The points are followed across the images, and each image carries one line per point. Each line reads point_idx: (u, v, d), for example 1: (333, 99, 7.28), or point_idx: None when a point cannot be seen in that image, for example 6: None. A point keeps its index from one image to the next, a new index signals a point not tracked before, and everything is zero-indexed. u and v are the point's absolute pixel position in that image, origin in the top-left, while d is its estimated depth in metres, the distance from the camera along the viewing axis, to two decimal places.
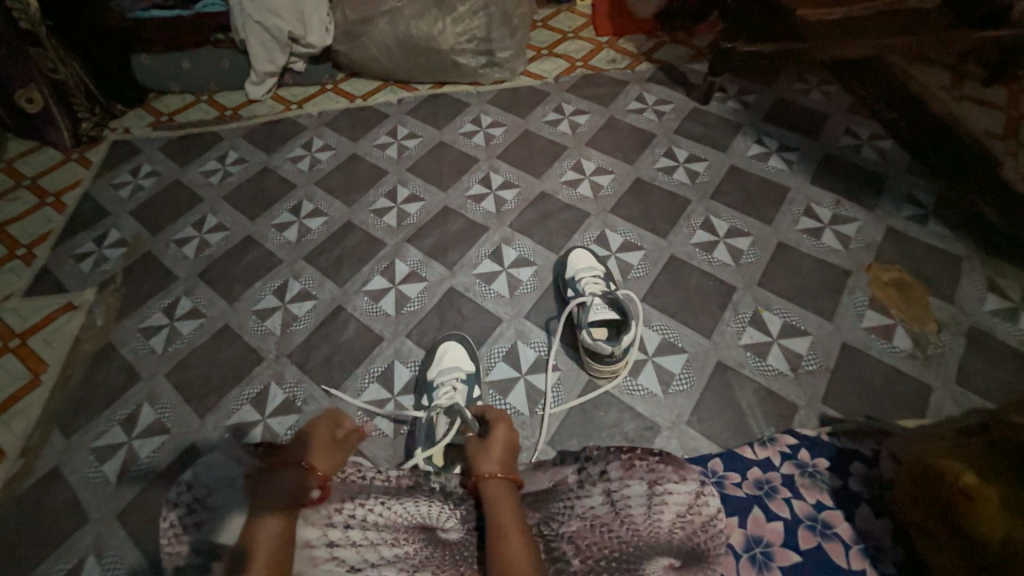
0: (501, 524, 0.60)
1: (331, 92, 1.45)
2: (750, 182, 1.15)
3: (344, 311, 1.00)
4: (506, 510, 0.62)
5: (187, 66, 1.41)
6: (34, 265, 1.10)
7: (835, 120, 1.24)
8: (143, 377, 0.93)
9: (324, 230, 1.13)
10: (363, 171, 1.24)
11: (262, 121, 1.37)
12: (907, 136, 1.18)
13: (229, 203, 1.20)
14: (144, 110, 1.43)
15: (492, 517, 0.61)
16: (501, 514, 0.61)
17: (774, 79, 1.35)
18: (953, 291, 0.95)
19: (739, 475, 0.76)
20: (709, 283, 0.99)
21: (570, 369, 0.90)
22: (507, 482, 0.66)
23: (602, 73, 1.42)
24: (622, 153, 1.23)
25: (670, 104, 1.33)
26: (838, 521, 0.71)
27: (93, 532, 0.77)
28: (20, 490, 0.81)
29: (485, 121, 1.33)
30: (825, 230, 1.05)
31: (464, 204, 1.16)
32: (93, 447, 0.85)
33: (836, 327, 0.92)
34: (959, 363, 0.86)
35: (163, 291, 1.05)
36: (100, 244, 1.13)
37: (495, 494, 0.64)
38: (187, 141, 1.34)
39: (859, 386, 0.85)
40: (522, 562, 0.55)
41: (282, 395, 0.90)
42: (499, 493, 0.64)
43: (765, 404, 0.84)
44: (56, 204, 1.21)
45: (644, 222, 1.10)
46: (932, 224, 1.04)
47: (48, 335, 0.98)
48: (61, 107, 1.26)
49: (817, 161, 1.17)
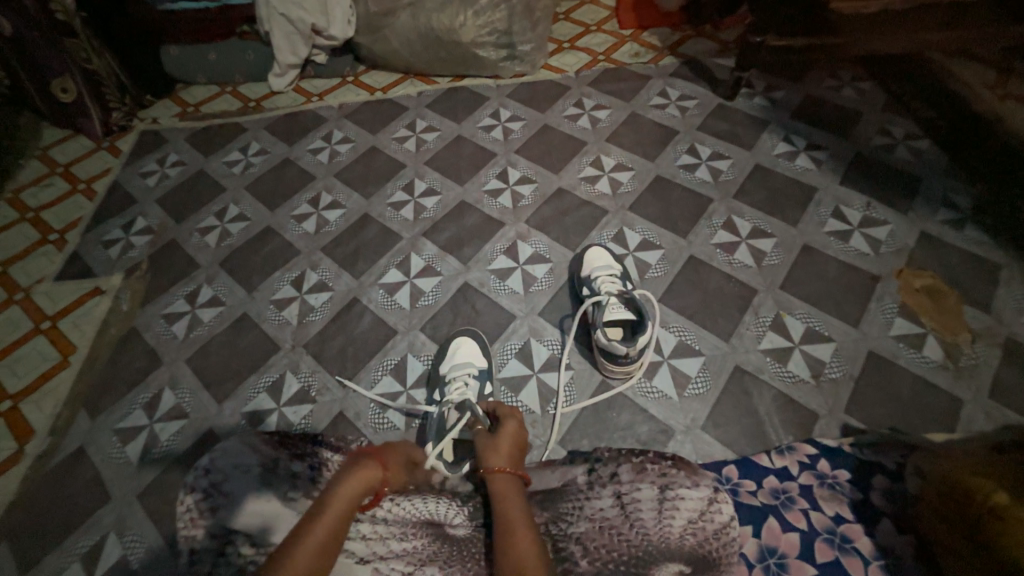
0: (508, 518, 0.59)
1: (352, 84, 1.45)
2: (775, 182, 1.11)
3: (359, 303, 1.01)
4: (513, 506, 0.61)
5: (214, 58, 1.43)
6: (66, 250, 1.13)
7: (868, 118, 1.19)
8: (166, 362, 0.96)
9: (342, 222, 1.14)
10: (381, 164, 1.25)
11: (284, 112, 1.39)
12: (946, 136, 1.12)
13: (250, 194, 1.22)
14: (172, 101, 1.45)
15: (499, 512, 0.61)
16: (508, 509, 0.61)
17: (804, 75, 1.30)
18: (990, 300, 0.90)
19: (755, 484, 0.74)
20: (729, 285, 0.97)
21: (583, 369, 0.89)
22: (515, 479, 0.65)
23: (624, 67, 1.39)
24: (643, 150, 1.21)
25: (694, 99, 1.30)
26: (857, 536, 0.69)
27: (116, 511, 0.80)
28: (49, 466, 0.85)
29: (504, 115, 1.32)
30: (853, 233, 1.01)
31: (481, 199, 1.15)
32: (117, 429, 0.88)
33: (862, 335, 0.88)
34: (993, 375, 0.82)
35: (185, 278, 1.07)
36: (127, 231, 1.16)
37: (502, 489, 0.63)
38: (211, 132, 1.36)
39: (884, 397, 0.82)
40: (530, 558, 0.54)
41: (297, 384, 0.91)
42: (506, 487, 0.64)
43: (784, 412, 0.82)
44: (87, 192, 1.25)
45: (664, 221, 1.07)
46: (969, 229, 0.99)
47: (77, 319, 1.02)
48: (92, 97, 1.30)
49: (847, 161, 1.12)
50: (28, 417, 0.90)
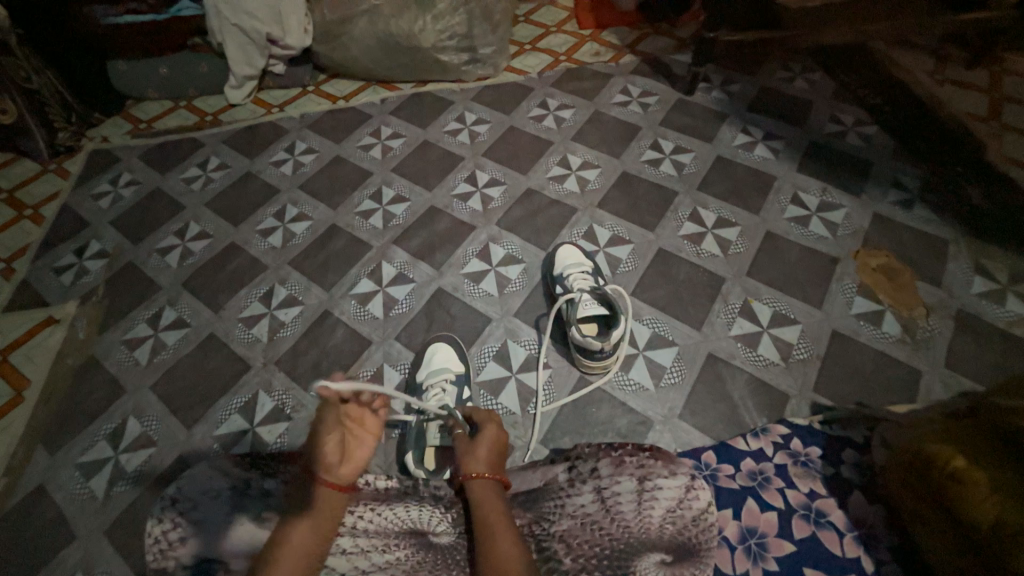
0: (490, 525, 0.59)
1: (313, 94, 1.43)
2: (736, 172, 1.14)
3: (331, 315, 0.99)
4: (494, 511, 0.61)
5: (166, 72, 1.39)
6: (14, 279, 1.07)
7: (819, 108, 1.24)
8: (128, 390, 0.91)
9: (309, 234, 1.12)
10: (347, 173, 1.23)
11: (244, 125, 1.35)
12: (891, 121, 1.18)
13: (212, 210, 1.18)
14: (123, 118, 1.40)
15: (479, 519, 0.60)
16: (489, 514, 0.60)
17: (758, 67, 1.35)
18: (940, 274, 0.95)
19: (733, 467, 0.76)
20: (698, 275, 0.99)
21: (561, 366, 0.90)
22: (494, 483, 0.65)
23: (586, 66, 1.41)
24: (608, 147, 1.22)
25: (655, 95, 1.32)
26: (831, 509, 0.71)
27: (81, 550, 0.76)
28: (4, 510, 0.80)
29: (470, 118, 1.32)
30: (812, 218, 1.05)
31: (451, 203, 1.15)
32: (78, 464, 0.84)
33: (825, 315, 0.92)
34: (947, 345, 0.87)
35: (146, 302, 1.03)
36: (81, 256, 1.11)
37: (482, 495, 0.63)
38: (166, 148, 1.31)
39: (848, 373, 0.86)
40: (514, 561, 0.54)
41: (270, 403, 0.89)
42: (485, 494, 0.63)
43: (756, 394, 0.84)
44: (34, 217, 1.18)
45: (632, 216, 1.09)
46: (917, 208, 1.04)
47: (29, 351, 0.96)
48: (36, 119, 1.24)
49: (803, 148, 1.17)
50: None
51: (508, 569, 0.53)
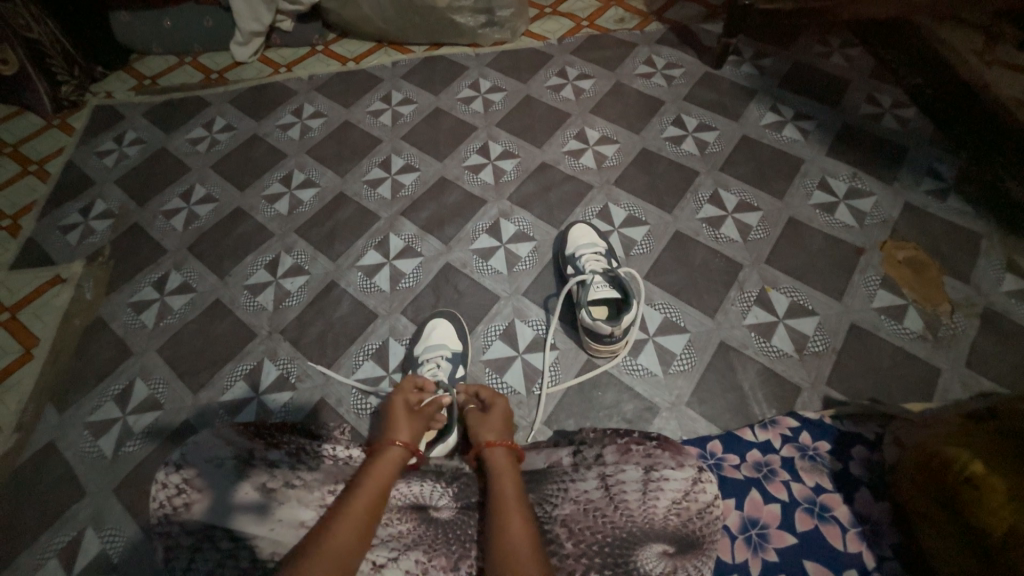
0: (501, 492, 0.59)
1: (321, 54, 1.37)
2: (762, 153, 1.09)
3: (337, 287, 0.97)
4: (507, 477, 0.61)
5: (169, 25, 1.33)
6: (20, 236, 1.07)
7: (855, 87, 1.17)
8: (135, 353, 0.92)
9: (316, 202, 1.09)
10: (356, 139, 1.19)
11: (251, 85, 1.31)
12: (931, 104, 1.11)
13: (218, 173, 1.15)
14: (127, 73, 1.35)
15: (495, 484, 0.61)
16: (503, 482, 0.61)
17: (793, 41, 1.26)
18: (970, 270, 0.91)
19: (738, 458, 0.75)
20: (714, 261, 0.95)
21: (568, 349, 0.88)
22: (508, 451, 0.66)
23: (609, 34, 1.33)
24: (628, 121, 1.17)
25: (681, 68, 1.25)
26: (836, 505, 0.70)
27: (92, 507, 0.77)
28: (18, 463, 0.82)
29: (484, 86, 1.26)
30: (839, 205, 1.00)
31: (462, 175, 1.11)
32: (88, 423, 0.85)
33: (845, 307, 0.89)
34: (970, 345, 0.84)
35: (152, 265, 1.02)
36: (87, 215, 1.09)
37: (497, 461, 0.64)
38: (171, 107, 1.27)
39: (864, 368, 0.83)
40: (521, 530, 0.54)
41: (275, 371, 0.89)
42: (499, 462, 0.64)
43: (767, 386, 0.83)
44: (40, 173, 1.17)
45: (649, 195, 1.05)
46: (952, 199, 0.99)
47: (37, 310, 0.96)
48: (39, 69, 1.20)
49: (834, 130, 1.11)
50: None
51: (518, 537, 0.53)
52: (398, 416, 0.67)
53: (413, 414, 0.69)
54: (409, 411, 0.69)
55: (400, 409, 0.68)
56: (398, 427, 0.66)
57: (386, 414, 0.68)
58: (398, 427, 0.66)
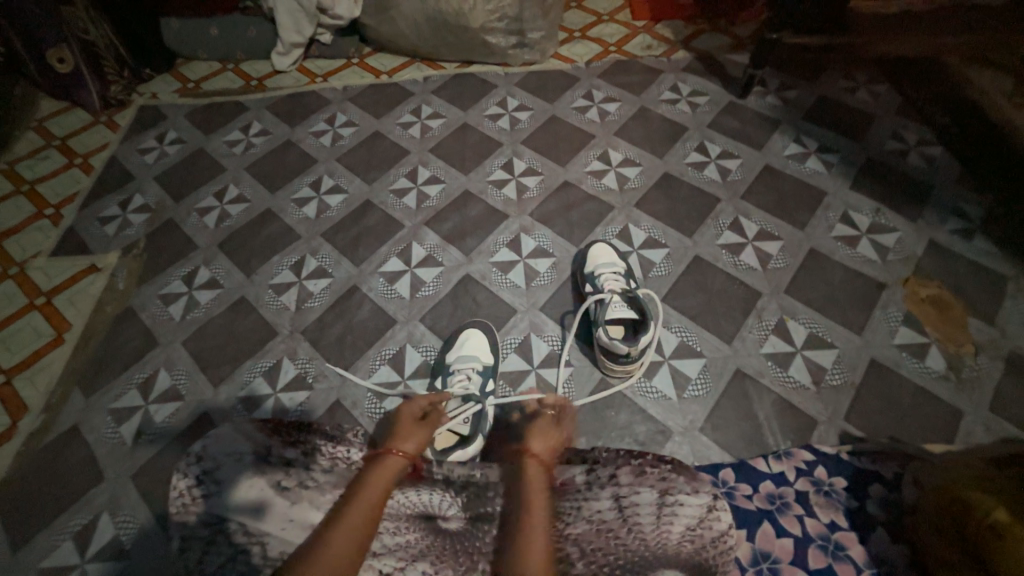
0: (533, 502, 0.62)
1: (357, 67, 1.42)
2: (784, 183, 1.10)
3: (359, 291, 0.99)
4: (539, 492, 0.64)
5: (216, 33, 1.40)
6: (62, 225, 1.11)
7: (880, 123, 1.17)
8: (161, 344, 0.94)
9: (343, 207, 1.12)
10: (385, 149, 1.23)
11: (288, 92, 1.36)
12: (958, 143, 1.10)
13: (251, 174, 1.19)
14: (172, 76, 1.42)
15: (525, 492, 0.64)
16: (534, 492, 0.63)
17: (819, 75, 1.28)
18: (995, 312, 0.90)
19: (750, 488, 0.74)
20: (733, 287, 0.96)
21: (583, 366, 0.89)
22: (545, 465, 0.68)
23: (635, 59, 1.37)
24: (651, 145, 1.19)
25: (705, 96, 1.27)
26: (851, 544, 0.69)
27: (109, 492, 0.79)
28: (41, 445, 0.84)
29: (511, 104, 1.30)
30: (861, 239, 1.00)
31: (485, 189, 1.13)
32: (112, 408, 0.87)
33: (865, 342, 0.88)
34: (994, 388, 0.82)
35: (183, 259, 1.06)
36: (125, 209, 1.14)
37: (533, 472, 0.67)
38: (211, 110, 1.33)
39: (884, 405, 0.82)
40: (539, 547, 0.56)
41: (293, 370, 0.90)
42: (536, 473, 0.66)
43: (784, 417, 0.82)
44: (84, 166, 1.22)
45: (670, 219, 1.06)
46: (978, 239, 0.98)
47: (71, 296, 1.00)
48: (91, 69, 1.27)
49: (858, 165, 1.11)
50: (20, 393, 0.89)
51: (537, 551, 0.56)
52: (403, 426, 0.69)
53: (418, 424, 0.69)
54: (415, 420, 0.70)
55: (406, 421, 0.69)
56: (403, 437, 0.67)
57: (394, 425, 0.70)
58: (401, 438, 0.67)
